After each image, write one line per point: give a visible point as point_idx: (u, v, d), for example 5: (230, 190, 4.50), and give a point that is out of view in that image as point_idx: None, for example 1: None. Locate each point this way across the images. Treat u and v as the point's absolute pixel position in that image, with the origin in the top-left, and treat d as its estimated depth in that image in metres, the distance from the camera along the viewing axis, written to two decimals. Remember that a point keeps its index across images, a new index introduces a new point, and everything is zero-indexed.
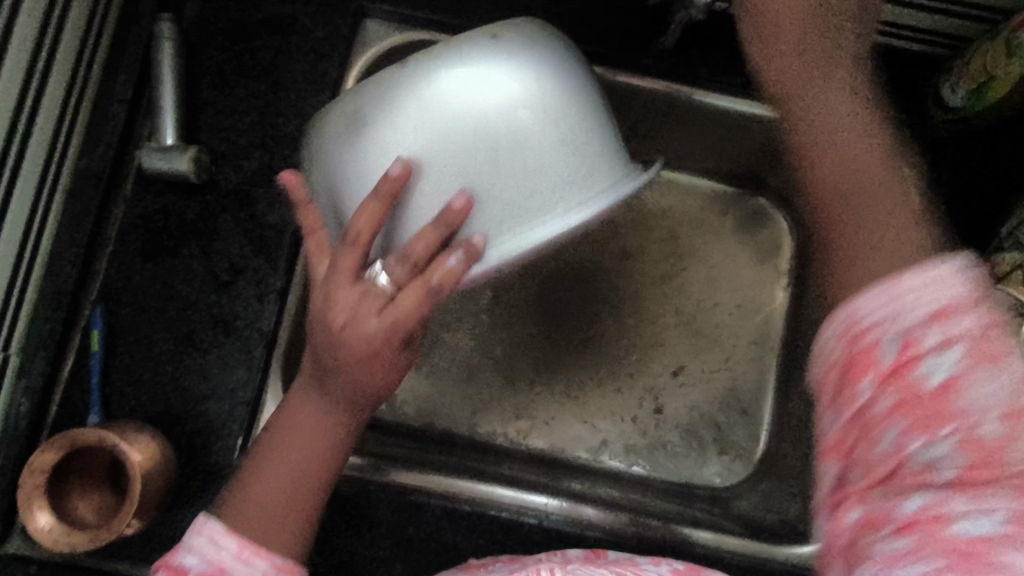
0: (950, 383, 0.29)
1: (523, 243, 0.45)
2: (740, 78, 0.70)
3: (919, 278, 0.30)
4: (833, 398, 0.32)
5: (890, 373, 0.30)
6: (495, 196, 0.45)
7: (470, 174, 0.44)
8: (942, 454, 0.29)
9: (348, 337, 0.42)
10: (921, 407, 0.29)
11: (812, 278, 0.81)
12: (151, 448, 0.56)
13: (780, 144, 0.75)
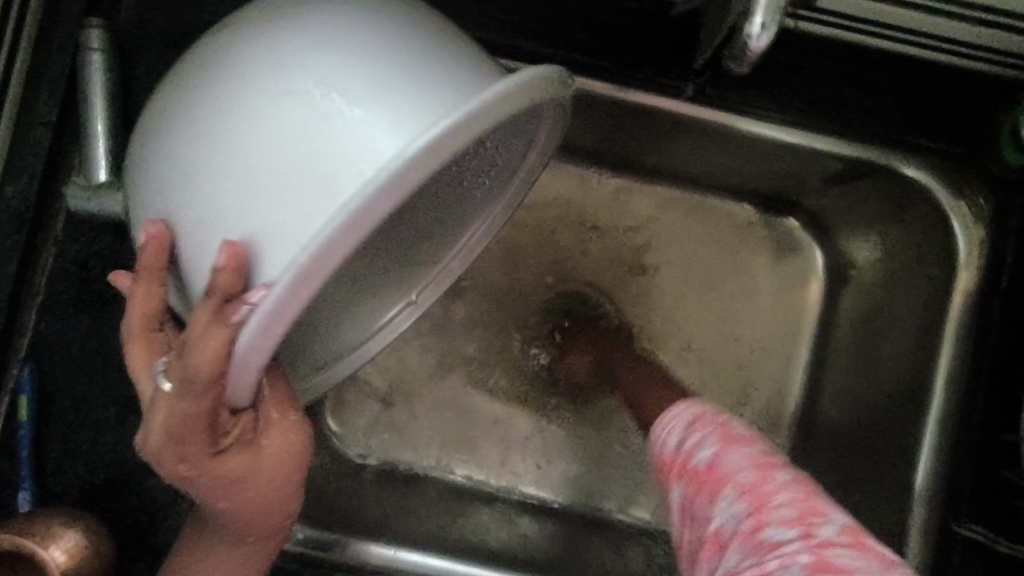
0: (710, 460, 0.44)
1: (296, 262, 0.31)
2: (778, 101, 0.59)
3: (665, 428, 0.49)
4: (663, 475, 0.48)
5: (677, 472, 0.46)
6: (280, 214, 0.35)
7: (251, 207, 0.35)
8: (724, 508, 0.42)
9: (153, 448, 0.37)
10: (699, 471, 0.45)
11: (844, 314, 0.75)
12: (78, 545, 0.49)
13: (813, 172, 0.68)
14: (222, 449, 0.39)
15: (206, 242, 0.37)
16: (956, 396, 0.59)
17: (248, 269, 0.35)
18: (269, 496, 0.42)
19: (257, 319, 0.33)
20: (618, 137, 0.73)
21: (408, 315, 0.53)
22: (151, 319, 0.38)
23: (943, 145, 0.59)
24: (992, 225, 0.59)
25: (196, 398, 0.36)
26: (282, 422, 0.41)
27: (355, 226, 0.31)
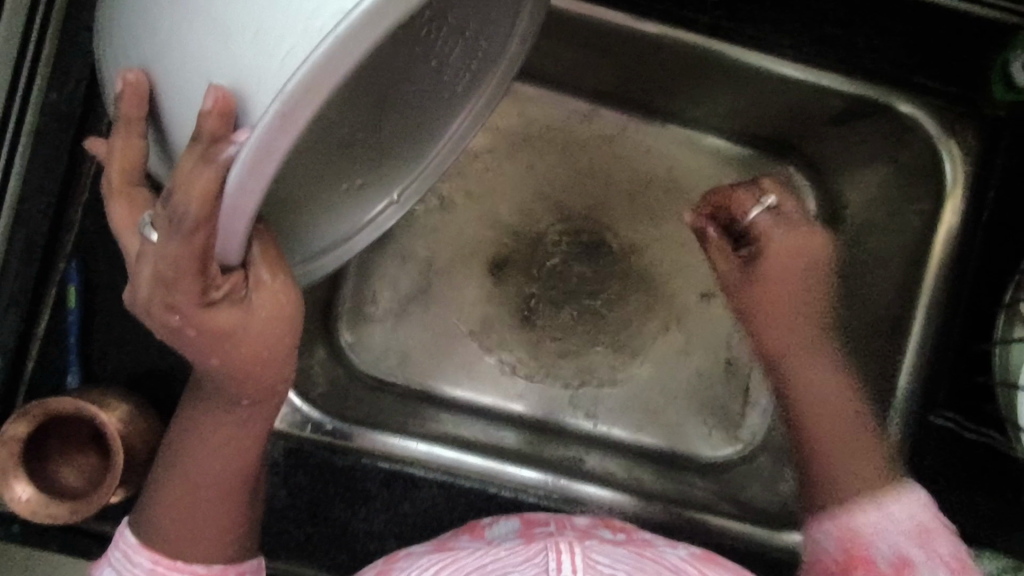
0: (869, 509, 0.54)
1: (284, 92, 0.30)
2: (789, 37, 0.63)
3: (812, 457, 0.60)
4: (817, 539, 0.56)
5: (836, 521, 0.55)
6: (264, 55, 0.32)
7: (230, 50, 0.33)
8: (886, 549, 0.52)
9: (141, 299, 0.35)
10: (856, 534, 0.54)
11: None
12: (131, 416, 0.53)
13: (814, 110, 0.72)
14: (213, 304, 0.36)
15: (187, 94, 0.35)
16: (939, 317, 0.64)
17: (236, 115, 0.32)
18: (260, 358, 0.39)
19: (242, 160, 0.31)
20: (632, 74, 0.76)
21: (392, 213, 0.56)
22: (130, 170, 0.37)
23: (939, 83, 0.63)
24: (976, 161, 0.63)
25: (182, 240, 0.32)
26: (274, 283, 0.38)
27: (347, 47, 0.30)
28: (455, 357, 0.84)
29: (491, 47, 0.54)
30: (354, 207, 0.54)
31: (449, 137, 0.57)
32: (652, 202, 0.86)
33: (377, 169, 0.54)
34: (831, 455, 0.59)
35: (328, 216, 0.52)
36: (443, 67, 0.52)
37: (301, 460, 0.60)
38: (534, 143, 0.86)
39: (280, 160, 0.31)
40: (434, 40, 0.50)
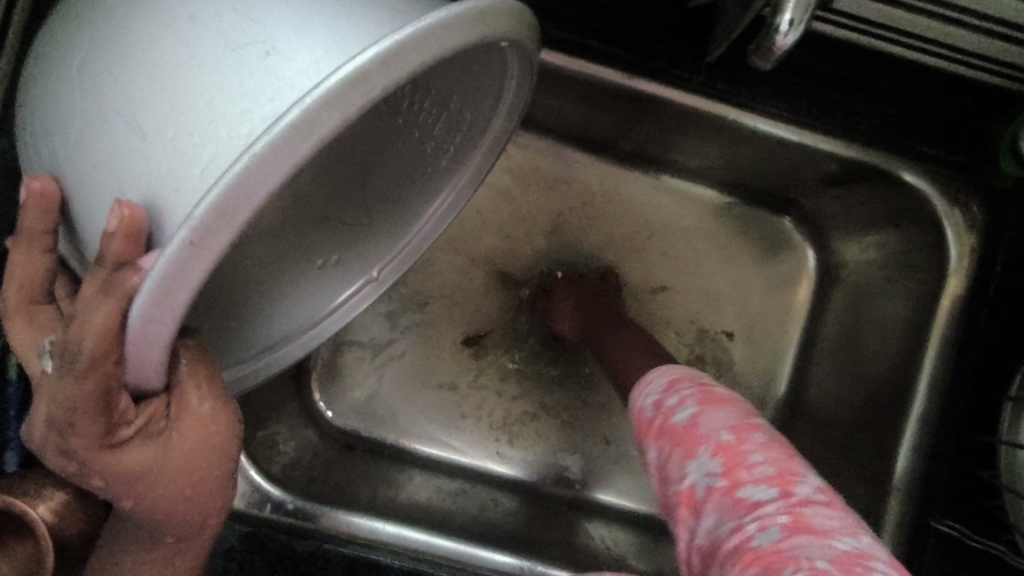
0: (691, 421, 0.45)
1: (193, 218, 0.27)
2: (786, 100, 0.59)
3: (652, 395, 0.50)
4: (681, 456, 0.44)
5: (676, 438, 0.45)
6: (180, 161, 0.31)
7: (145, 159, 0.31)
8: (704, 465, 0.42)
9: (39, 438, 0.36)
10: (728, 450, 0.42)
11: (833, 314, 0.76)
12: (67, 506, 0.49)
13: (813, 170, 0.68)
14: (123, 442, 0.36)
15: (93, 201, 0.33)
16: (941, 398, 0.60)
17: (142, 232, 0.31)
18: (185, 492, 0.40)
19: (148, 288, 0.29)
20: (624, 125, 0.73)
21: (367, 292, 0.55)
22: (31, 290, 0.36)
23: (944, 153, 0.60)
24: (981, 236, 0.60)
25: (78, 378, 0.33)
26: (202, 410, 0.38)
27: (271, 166, 0.27)
28: (432, 414, 0.80)
29: (478, 117, 0.49)
30: (323, 285, 0.53)
31: (433, 212, 0.55)
32: (642, 255, 0.82)
33: (353, 247, 0.53)
34: (661, 387, 0.50)
35: (295, 299, 0.51)
36: (428, 141, 0.50)
37: (257, 545, 0.56)
38: (521, 190, 0.82)
39: (192, 289, 0.29)
40: (417, 116, 0.48)
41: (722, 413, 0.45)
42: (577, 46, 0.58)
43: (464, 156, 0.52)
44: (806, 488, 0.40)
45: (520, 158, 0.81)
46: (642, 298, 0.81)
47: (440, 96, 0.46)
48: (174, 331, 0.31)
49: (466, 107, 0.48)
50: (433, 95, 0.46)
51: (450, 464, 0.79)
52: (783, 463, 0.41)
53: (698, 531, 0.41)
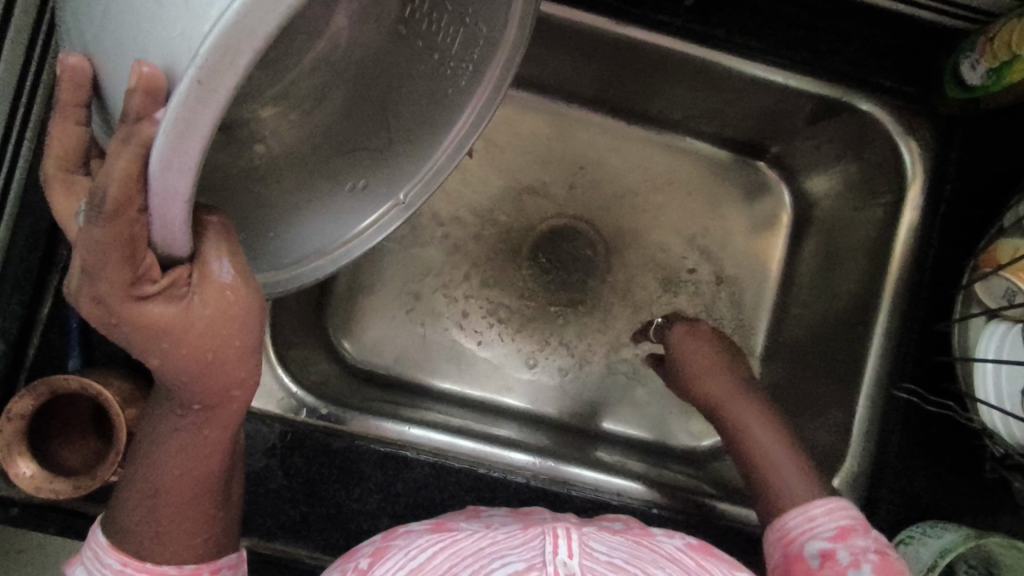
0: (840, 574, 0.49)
1: (199, 56, 0.32)
2: (756, 40, 0.67)
3: (800, 522, 0.55)
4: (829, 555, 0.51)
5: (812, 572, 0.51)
6: (188, 25, 0.35)
7: (161, 27, 0.36)
8: None
9: (74, 289, 0.40)
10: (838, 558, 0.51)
11: (808, 246, 0.84)
12: (131, 395, 0.55)
13: (784, 110, 0.76)
14: (146, 298, 0.41)
15: (121, 76, 0.38)
16: (903, 302, 0.68)
17: (161, 90, 0.35)
18: (205, 356, 0.44)
19: (166, 133, 0.34)
20: (613, 77, 0.80)
21: (397, 213, 0.59)
22: (70, 161, 0.42)
23: (896, 83, 0.67)
24: (931, 156, 0.68)
25: (108, 223, 0.36)
26: (225, 281, 0.43)
27: (264, 4, 0.32)
28: (444, 352, 0.87)
29: (491, 31, 0.55)
30: (357, 206, 0.58)
31: (455, 133, 0.59)
32: (632, 203, 0.90)
33: (381, 171, 0.59)
34: (829, 530, 0.53)
35: (327, 216, 0.57)
36: (445, 61, 0.58)
37: (296, 443, 0.62)
38: (521, 145, 0.89)
39: (204, 135, 0.34)
40: (434, 36, 0.57)
41: (796, 519, 0.56)
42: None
43: (477, 77, 0.58)
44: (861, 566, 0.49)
45: (519, 116, 0.89)
46: (631, 239, 0.89)
47: (455, 13, 0.56)
48: (191, 185, 0.36)
49: (478, 20, 0.55)
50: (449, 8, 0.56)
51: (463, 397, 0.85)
52: (846, 530, 0.52)
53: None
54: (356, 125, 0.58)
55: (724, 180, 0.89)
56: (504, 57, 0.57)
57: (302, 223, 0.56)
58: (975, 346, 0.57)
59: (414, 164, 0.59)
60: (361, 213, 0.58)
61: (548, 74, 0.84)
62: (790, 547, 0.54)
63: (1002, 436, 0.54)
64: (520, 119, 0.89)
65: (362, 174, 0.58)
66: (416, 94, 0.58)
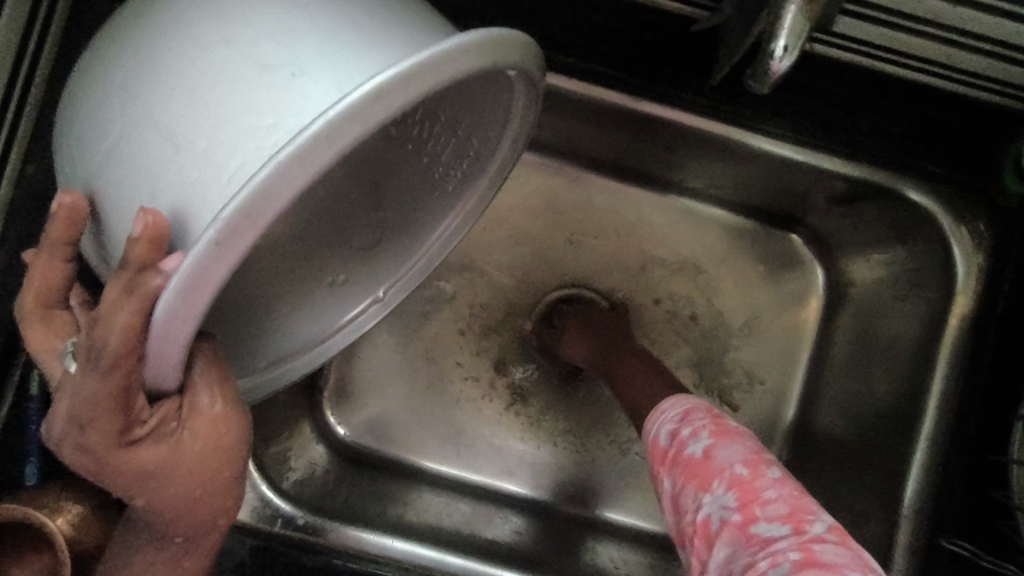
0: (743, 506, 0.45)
1: (220, 219, 0.30)
2: (789, 119, 0.60)
3: (671, 430, 0.53)
4: (729, 492, 0.46)
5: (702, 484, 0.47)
6: (212, 171, 0.34)
7: (173, 172, 0.34)
8: (770, 522, 0.43)
9: (56, 437, 0.37)
10: (746, 488, 0.45)
11: (840, 331, 0.77)
12: (83, 520, 0.50)
13: (818, 189, 0.69)
14: (137, 441, 0.38)
15: (124, 213, 0.36)
16: (950, 417, 0.60)
17: (164, 238, 0.33)
18: (192, 494, 0.41)
19: (173, 289, 0.32)
20: (631, 145, 0.74)
21: (375, 310, 0.56)
22: (51, 294, 0.40)
23: (949, 170, 0.60)
24: (985, 254, 0.60)
25: (102, 374, 0.35)
26: (213, 411, 0.40)
27: (295, 168, 0.30)
28: (442, 433, 0.81)
29: (484, 147, 0.51)
30: (335, 303, 0.54)
31: (438, 236, 0.55)
32: (650, 274, 0.83)
33: (364, 266, 0.55)
34: (738, 453, 0.48)
35: (306, 313, 0.52)
36: (436, 164, 0.52)
37: (266, 561, 0.56)
38: (530, 210, 0.83)
39: (217, 286, 0.32)
40: (427, 141, 0.50)
41: (734, 447, 0.48)
42: (582, 70, 0.60)
43: (469, 179, 0.53)
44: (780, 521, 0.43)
45: (528, 178, 0.83)
46: (647, 314, 0.82)
47: (448, 120, 0.49)
48: (195, 329, 0.34)
49: (473, 133, 0.50)
50: (442, 118, 0.49)
51: (460, 483, 0.79)
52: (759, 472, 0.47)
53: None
54: (343, 221, 0.52)
55: (751, 251, 0.82)
56: (498, 165, 0.52)
57: (280, 322, 0.51)
58: None
59: (402, 260, 0.55)
60: (339, 309, 0.54)
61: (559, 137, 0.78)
62: (710, 523, 0.46)
63: None
64: (531, 181, 0.83)
65: (345, 269, 0.54)
66: (408, 195, 0.53)
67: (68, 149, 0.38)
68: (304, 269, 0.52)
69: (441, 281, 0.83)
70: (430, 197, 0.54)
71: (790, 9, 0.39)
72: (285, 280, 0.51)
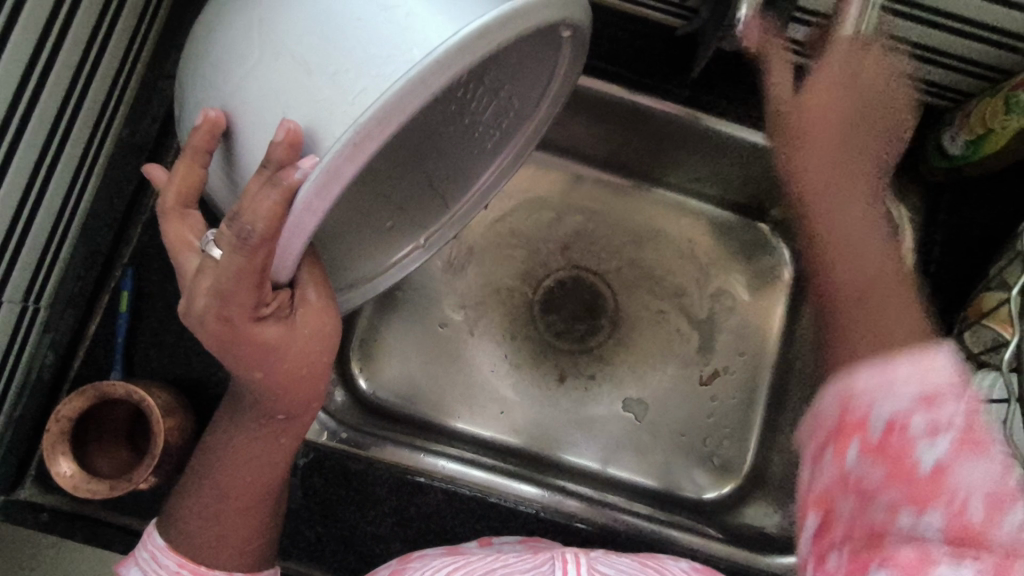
0: (938, 471, 0.35)
1: (358, 124, 0.39)
2: (755, 110, 0.74)
3: (907, 377, 0.38)
4: (828, 450, 0.39)
5: (839, 433, 0.38)
6: (338, 94, 0.42)
7: (309, 95, 0.43)
8: (931, 449, 0.35)
9: (200, 311, 0.43)
10: (913, 484, 0.35)
11: (808, 304, 0.89)
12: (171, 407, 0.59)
13: (784, 176, 0.82)
14: (263, 319, 0.45)
15: (263, 130, 0.44)
16: None
17: (301, 146, 0.41)
18: (299, 371, 0.49)
19: (312, 180, 0.40)
20: (626, 142, 0.88)
21: (417, 255, 0.67)
22: (187, 196, 0.48)
23: None
24: (920, 221, 0.73)
25: (249, 254, 0.40)
26: (318, 302, 0.48)
27: (416, 88, 0.39)
28: (458, 393, 0.90)
29: (524, 108, 0.64)
30: (386, 248, 0.64)
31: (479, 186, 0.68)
32: (644, 257, 0.95)
33: (409, 216, 0.66)
34: (915, 392, 0.37)
35: (366, 251, 0.62)
36: (477, 126, 0.64)
37: (318, 463, 0.64)
38: (538, 202, 0.96)
39: (344, 182, 0.40)
40: (470, 107, 0.62)
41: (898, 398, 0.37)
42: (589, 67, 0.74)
43: (506, 138, 0.66)
44: (937, 440, 0.35)
45: (537, 173, 0.96)
46: (640, 292, 0.94)
47: (491, 87, 0.61)
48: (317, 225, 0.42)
49: (512, 98, 0.62)
50: (485, 87, 0.61)
51: (477, 438, 0.88)
52: (948, 459, 0.35)
53: (842, 509, 0.38)
54: (393, 172, 0.63)
55: (728, 239, 0.95)
56: (530, 129, 0.66)
57: (343, 259, 0.60)
58: None
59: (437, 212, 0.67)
60: (388, 252, 0.64)
61: (565, 136, 0.91)
62: (850, 412, 0.39)
63: None
64: (538, 176, 0.96)
65: (395, 218, 0.64)
66: (454, 153, 0.65)
67: (206, 73, 0.47)
68: (363, 216, 0.61)
69: (460, 260, 0.94)
70: (477, 151, 0.66)
71: None
72: (353, 222, 0.61)
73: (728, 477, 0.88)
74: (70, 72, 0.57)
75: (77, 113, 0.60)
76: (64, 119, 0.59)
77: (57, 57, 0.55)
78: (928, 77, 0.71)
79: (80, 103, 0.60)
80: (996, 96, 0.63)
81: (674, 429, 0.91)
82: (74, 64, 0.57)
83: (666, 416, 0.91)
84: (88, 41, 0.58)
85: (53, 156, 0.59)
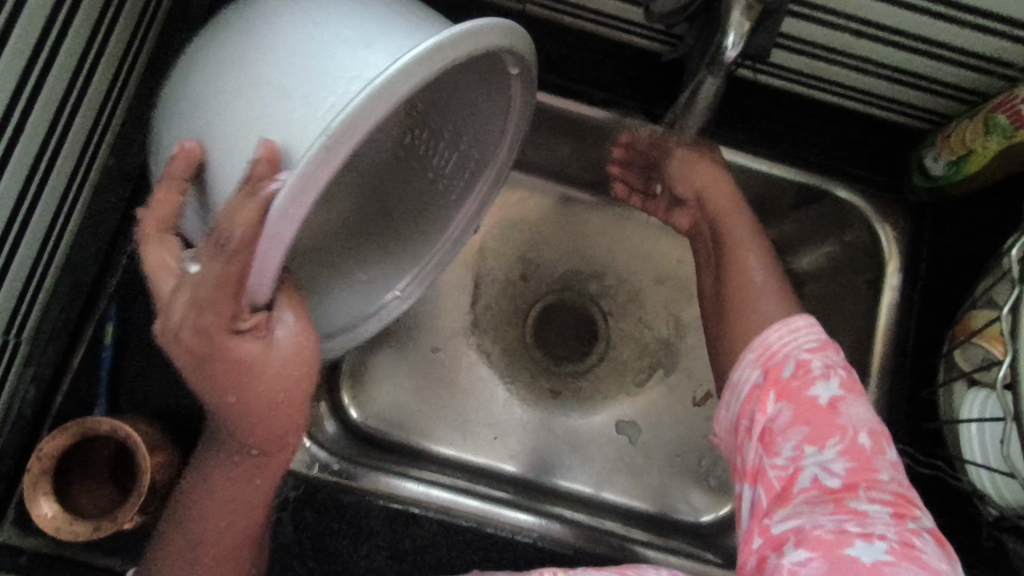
0: (831, 405, 0.54)
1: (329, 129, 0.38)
2: (740, 135, 0.75)
3: (783, 337, 0.60)
4: (758, 403, 0.57)
5: (781, 394, 0.56)
6: (309, 111, 0.42)
7: (281, 114, 0.43)
8: (828, 455, 0.52)
9: (178, 326, 0.42)
10: (816, 424, 0.54)
11: None
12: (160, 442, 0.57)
13: None
14: (241, 333, 0.43)
15: (234, 154, 0.44)
16: (891, 374, 0.71)
17: (277, 161, 0.41)
18: (276, 401, 0.47)
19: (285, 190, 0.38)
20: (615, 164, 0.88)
21: (396, 304, 0.64)
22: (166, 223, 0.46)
23: (869, 172, 0.75)
24: (908, 238, 0.74)
25: (226, 262, 0.40)
26: (300, 331, 0.47)
27: (382, 95, 0.38)
28: (449, 420, 0.89)
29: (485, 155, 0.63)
30: (365, 297, 0.63)
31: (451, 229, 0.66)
32: (633, 278, 0.95)
33: (388, 266, 0.64)
34: (809, 342, 0.59)
35: (340, 298, 0.61)
36: (439, 177, 0.64)
37: (310, 496, 0.63)
38: (528, 225, 0.95)
39: (320, 188, 0.39)
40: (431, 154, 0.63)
41: (805, 399, 0.55)
42: (576, 92, 0.75)
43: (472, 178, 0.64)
44: (829, 381, 0.55)
45: (525, 196, 0.96)
46: (630, 313, 0.94)
47: (449, 136, 0.62)
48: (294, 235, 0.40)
49: (472, 146, 0.62)
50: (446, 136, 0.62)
51: (470, 464, 0.87)
52: (839, 398, 0.55)
53: (750, 450, 0.57)
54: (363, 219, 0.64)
55: None
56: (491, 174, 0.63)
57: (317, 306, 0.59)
58: (961, 407, 0.60)
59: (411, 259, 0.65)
60: (364, 303, 0.63)
61: (552, 159, 0.92)
62: (767, 364, 0.59)
63: (991, 495, 0.57)
64: (526, 200, 0.96)
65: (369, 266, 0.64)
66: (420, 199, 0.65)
67: (182, 107, 0.47)
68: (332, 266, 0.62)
69: (451, 285, 0.93)
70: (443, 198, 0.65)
71: (734, 12, 0.53)
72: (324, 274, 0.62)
73: (725, 499, 0.88)
74: (56, 100, 0.56)
75: (62, 142, 0.59)
76: (49, 149, 0.57)
77: (42, 86, 0.54)
78: (911, 100, 0.71)
79: (65, 133, 0.59)
80: (975, 119, 0.64)
81: (669, 451, 0.90)
82: (61, 92, 0.57)
83: (661, 439, 0.90)
84: (75, 69, 0.58)
85: (37, 186, 0.57)
